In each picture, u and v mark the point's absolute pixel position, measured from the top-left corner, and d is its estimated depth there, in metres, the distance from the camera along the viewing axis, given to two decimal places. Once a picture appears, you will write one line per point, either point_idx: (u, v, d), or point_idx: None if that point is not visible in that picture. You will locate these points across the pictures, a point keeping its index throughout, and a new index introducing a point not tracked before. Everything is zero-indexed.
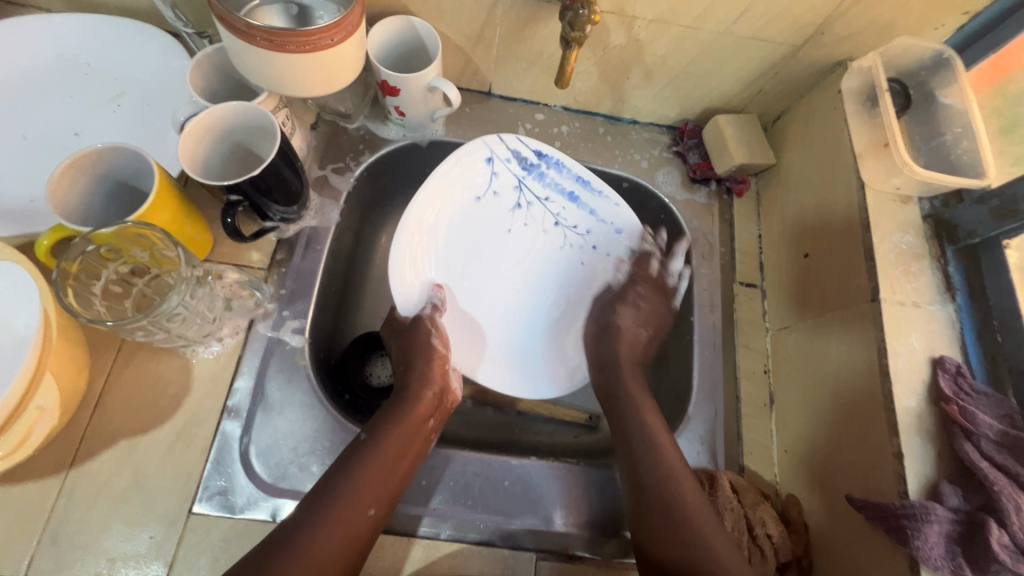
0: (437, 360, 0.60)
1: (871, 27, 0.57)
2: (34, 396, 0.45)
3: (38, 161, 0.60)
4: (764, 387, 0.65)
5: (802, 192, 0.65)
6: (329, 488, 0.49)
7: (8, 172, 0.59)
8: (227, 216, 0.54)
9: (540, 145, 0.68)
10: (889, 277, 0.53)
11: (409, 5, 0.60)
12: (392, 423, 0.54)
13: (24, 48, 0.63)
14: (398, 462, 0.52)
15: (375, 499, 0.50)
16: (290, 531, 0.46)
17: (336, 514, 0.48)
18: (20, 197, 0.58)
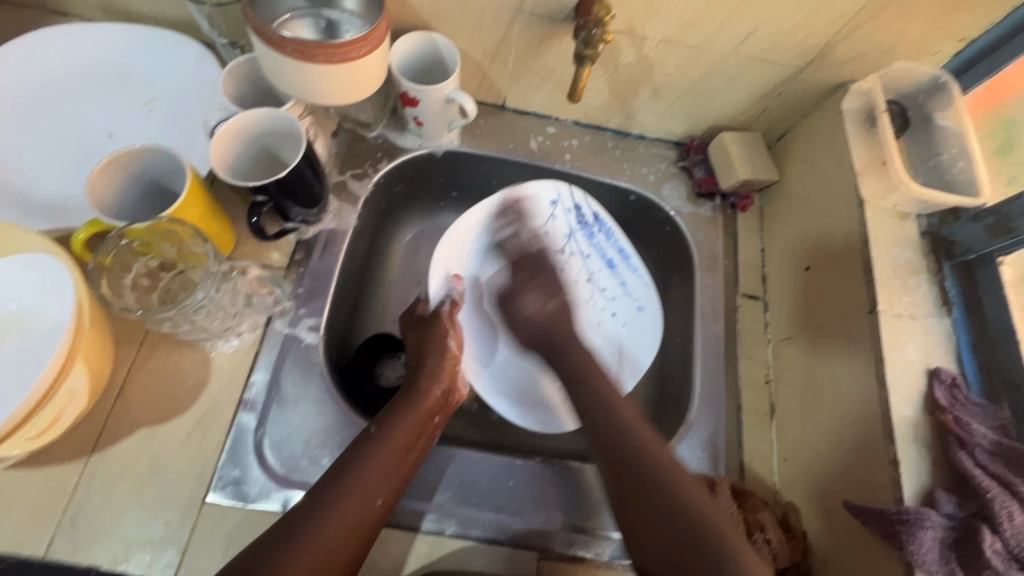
0: (449, 361, 0.62)
1: (871, 51, 0.60)
2: (66, 381, 0.46)
3: (73, 160, 0.64)
4: (765, 397, 0.66)
5: (805, 208, 0.68)
6: (339, 478, 0.50)
7: (44, 170, 0.62)
8: (253, 216, 0.57)
9: (600, 209, 0.73)
10: (887, 290, 0.55)
11: (431, 22, 0.63)
12: (398, 420, 0.55)
13: (64, 54, 0.67)
14: (404, 455, 0.53)
15: (382, 491, 0.51)
16: (300, 518, 0.47)
17: (345, 503, 0.49)
18: (55, 193, 0.61)
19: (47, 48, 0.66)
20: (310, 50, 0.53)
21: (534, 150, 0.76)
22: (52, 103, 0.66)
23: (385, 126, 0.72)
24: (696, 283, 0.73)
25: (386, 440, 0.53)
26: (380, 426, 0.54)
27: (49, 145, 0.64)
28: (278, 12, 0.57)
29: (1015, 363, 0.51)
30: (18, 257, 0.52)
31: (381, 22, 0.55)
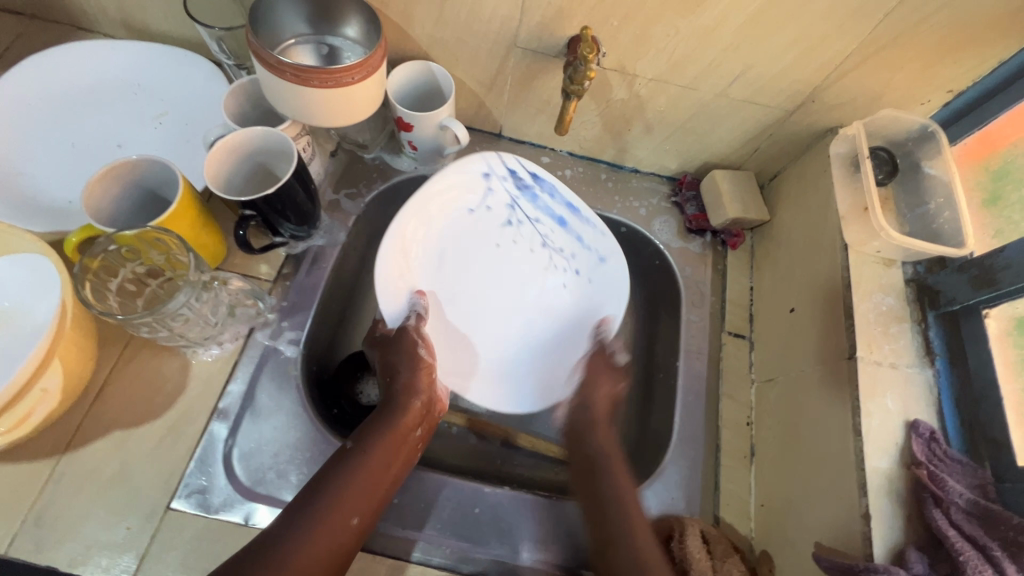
0: (424, 369, 0.60)
1: (859, 98, 0.60)
2: (40, 378, 0.48)
3: (80, 168, 0.66)
4: (745, 438, 0.65)
5: (792, 249, 0.67)
6: (321, 497, 0.48)
7: (53, 175, 0.65)
8: (240, 229, 0.58)
9: (537, 168, 0.70)
10: (867, 336, 0.54)
11: (429, 52, 0.66)
12: (380, 434, 0.54)
13: (83, 67, 0.71)
14: (383, 472, 0.52)
15: (359, 509, 0.49)
16: (276, 536, 0.45)
17: (327, 524, 0.47)
18: (60, 198, 0.64)
19: (68, 61, 0.70)
20: (305, 74, 0.55)
21: None
22: (66, 112, 0.69)
23: (382, 149, 0.75)
24: (681, 318, 0.72)
25: (366, 457, 0.52)
26: (360, 442, 0.53)
27: (59, 152, 0.67)
28: (282, 38, 0.60)
29: (997, 420, 0.50)
30: (12, 258, 0.54)
31: (378, 51, 0.57)
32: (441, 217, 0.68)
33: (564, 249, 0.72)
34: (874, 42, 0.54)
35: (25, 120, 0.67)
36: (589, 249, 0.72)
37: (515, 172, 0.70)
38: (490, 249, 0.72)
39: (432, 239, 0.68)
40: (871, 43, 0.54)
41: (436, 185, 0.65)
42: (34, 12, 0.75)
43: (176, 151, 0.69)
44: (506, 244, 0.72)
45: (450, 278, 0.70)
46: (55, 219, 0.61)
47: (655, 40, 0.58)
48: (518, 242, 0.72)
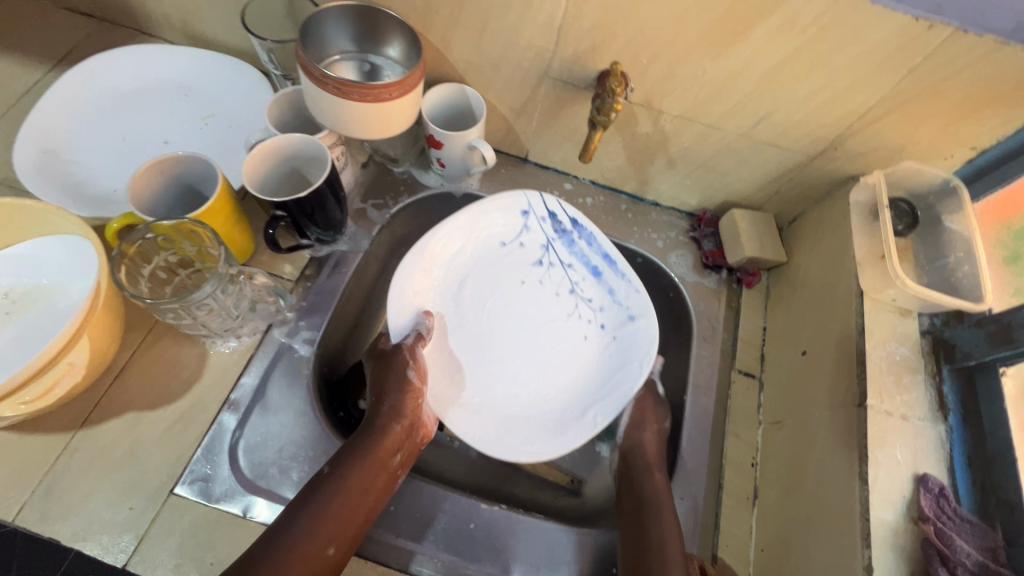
0: (410, 393, 0.61)
1: (881, 148, 0.61)
2: (68, 353, 0.50)
3: (128, 161, 0.70)
4: (749, 480, 0.64)
5: (807, 292, 0.67)
6: (296, 521, 0.50)
7: (101, 164, 0.69)
8: (270, 228, 0.61)
9: (578, 214, 0.72)
10: (879, 385, 0.53)
11: (465, 76, 0.69)
12: (357, 459, 0.55)
13: (141, 68, 0.76)
14: (361, 497, 0.53)
15: (335, 540, 0.50)
16: (251, 562, 0.47)
17: (300, 550, 0.48)
18: (104, 187, 0.68)
19: (128, 62, 0.75)
20: (348, 88, 0.58)
21: None
22: (121, 109, 0.73)
23: (411, 164, 0.78)
24: (692, 352, 0.72)
25: (344, 484, 0.53)
26: (339, 466, 0.54)
27: (110, 145, 0.71)
28: (329, 53, 0.64)
29: (1011, 483, 0.49)
30: (64, 236, 0.59)
31: (418, 73, 0.60)
32: (469, 245, 0.72)
33: (593, 300, 0.73)
34: (899, 94, 0.55)
35: (83, 113, 0.72)
36: (620, 305, 0.71)
37: (554, 214, 0.72)
38: (514, 285, 0.73)
39: (455, 265, 0.71)
40: (895, 95, 0.55)
41: (461, 215, 0.69)
42: (103, 15, 0.81)
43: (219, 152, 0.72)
44: (531, 282, 0.74)
45: (469, 304, 0.72)
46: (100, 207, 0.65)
47: (682, 79, 0.60)
48: (546, 284, 0.74)
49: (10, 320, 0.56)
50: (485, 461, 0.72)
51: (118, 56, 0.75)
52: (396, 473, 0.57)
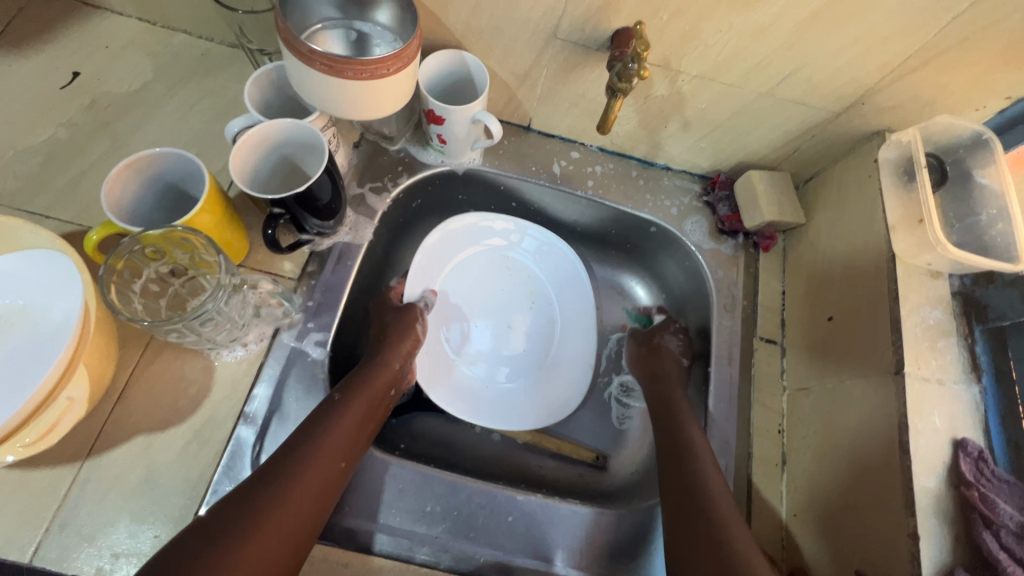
0: (372, 393, 0.57)
1: (913, 100, 0.58)
2: (65, 388, 0.45)
3: (478, 320, 0.75)
4: (777, 446, 0.64)
5: (835, 256, 0.65)
6: (194, 542, 0.40)
7: (42, 279, 0.52)
8: (268, 228, 0.55)
9: None
10: (915, 352, 0.53)
11: (463, 41, 0.63)
12: (360, 387, 0.57)
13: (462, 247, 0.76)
14: (329, 472, 0.49)
15: (346, 455, 0.52)
16: (267, 473, 0.47)
17: (243, 546, 0.41)
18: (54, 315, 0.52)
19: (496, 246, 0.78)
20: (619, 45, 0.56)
21: (556, 174, 0.75)
22: (492, 263, 0.78)
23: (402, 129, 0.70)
24: (713, 323, 0.70)
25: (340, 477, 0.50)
26: (272, 475, 0.46)
27: (475, 311, 0.76)
28: (309, 23, 0.58)
29: None
30: (50, 258, 0.52)
31: (418, 33, 0.55)
32: None
33: None
34: (934, 46, 0.52)
35: (465, 286, 0.76)
36: None
37: None
38: None
39: None
40: (933, 45, 0.52)
41: None
42: None
43: (565, 353, 0.75)
44: None
45: None
46: (461, 390, 0.70)
47: (705, 35, 0.55)
48: None
49: None
50: (507, 444, 0.71)
51: (494, 191, 0.78)
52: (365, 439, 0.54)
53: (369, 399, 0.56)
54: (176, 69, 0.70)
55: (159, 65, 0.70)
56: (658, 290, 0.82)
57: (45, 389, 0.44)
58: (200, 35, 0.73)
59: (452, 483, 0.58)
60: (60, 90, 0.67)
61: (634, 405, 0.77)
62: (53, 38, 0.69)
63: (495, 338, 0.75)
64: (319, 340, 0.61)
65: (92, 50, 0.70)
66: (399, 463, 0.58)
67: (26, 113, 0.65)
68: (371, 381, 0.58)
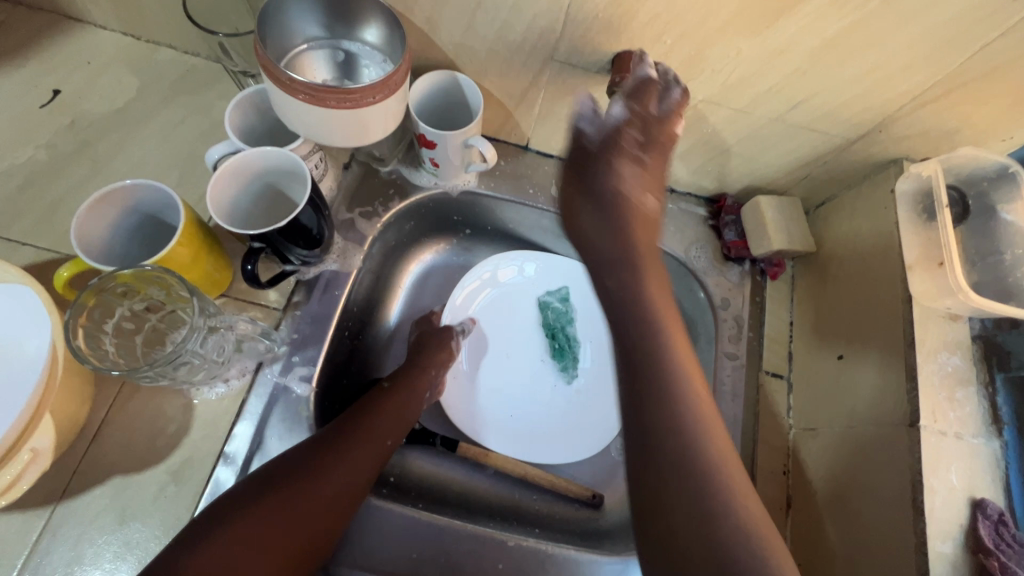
0: (418, 388, 0.63)
1: (934, 130, 0.54)
2: (30, 439, 0.44)
3: (502, 353, 0.75)
4: (782, 490, 0.61)
5: (848, 291, 0.61)
6: (255, 496, 0.46)
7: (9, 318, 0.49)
8: (249, 263, 0.53)
9: None
10: (931, 403, 0.50)
11: (456, 62, 0.60)
12: (405, 379, 0.62)
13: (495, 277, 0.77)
14: (378, 445, 0.54)
15: (392, 434, 0.57)
16: (323, 438, 0.52)
17: (298, 503, 0.47)
18: (21, 358, 0.49)
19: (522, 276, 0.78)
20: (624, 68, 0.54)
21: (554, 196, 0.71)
22: (518, 295, 0.77)
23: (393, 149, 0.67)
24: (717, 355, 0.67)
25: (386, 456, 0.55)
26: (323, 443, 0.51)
27: (501, 344, 0.75)
28: (292, 43, 0.55)
29: None
30: (19, 296, 0.50)
31: (409, 55, 0.52)
32: None
33: None
34: (960, 75, 0.48)
35: (493, 317, 0.76)
36: None
37: None
38: None
39: None
40: (958, 74, 0.48)
41: None
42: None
43: (589, 393, 0.74)
44: None
45: None
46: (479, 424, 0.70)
47: (713, 60, 0.52)
48: None
49: None
50: (500, 477, 0.69)
51: (490, 213, 0.75)
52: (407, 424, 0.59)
53: (411, 392, 0.62)
54: (160, 87, 0.68)
55: (143, 82, 0.68)
56: None
57: (7, 440, 0.43)
58: (185, 50, 0.70)
59: (440, 526, 0.56)
60: (40, 109, 0.64)
61: None
62: (33, 53, 0.67)
63: (518, 372, 0.74)
64: (305, 375, 0.58)
65: (74, 67, 0.67)
66: (384, 506, 0.56)
67: (4, 133, 0.63)
68: (413, 373, 0.64)
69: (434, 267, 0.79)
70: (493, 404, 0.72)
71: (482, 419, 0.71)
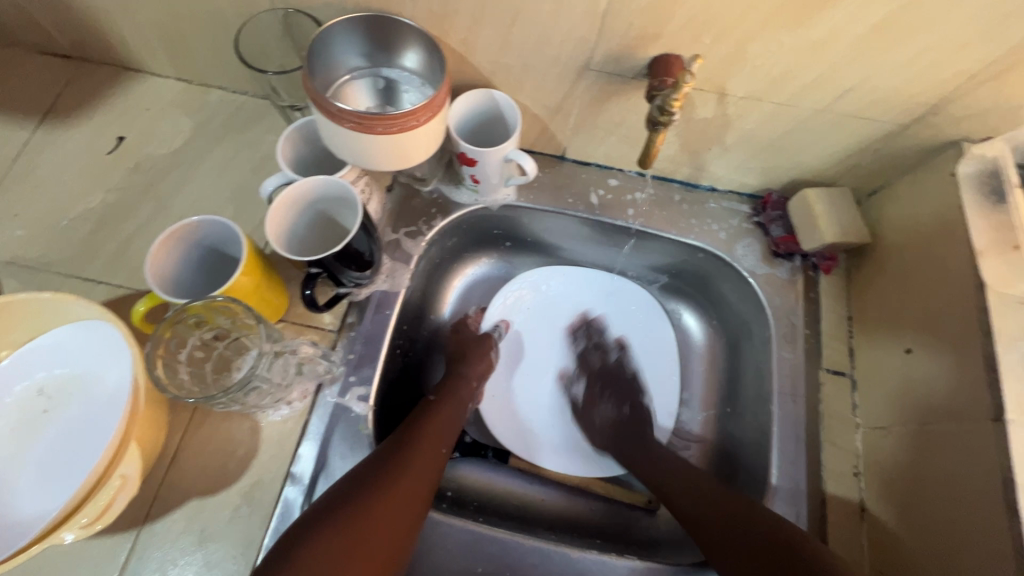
0: (457, 400, 0.64)
1: (996, 107, 0.52)
2: (118, 467, 0.46)
3: (542, 364, 0.76)
4: (854, 492, 0.58)
5: (912, 283, 0.59)
6: (337, 509, 0.47)
7: (95, 352, 0.53)
8: (308, 288, 0.55)
9: None
10: (1017, 395, 0.47)
11: (491, 79, 0.61)
12: (448, 393, 0.64)
13: (538, 286, 0.79)
14: (434, 455, 0.56)
15: (445, 442, 0.58)
16: (387, 452, 0.53)
17: (383, 505, 0.49)
18: (105, 390, 0.52)
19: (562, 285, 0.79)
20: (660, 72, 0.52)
21: (593, 204, 0.71)
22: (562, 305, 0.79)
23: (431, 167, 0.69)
24: (772, 355, 0.65)
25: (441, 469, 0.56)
26: (390, 455, 0.53)
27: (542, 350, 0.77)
28: (336, 75, 0.57)
29: None
30: (100, 332, 0.53)
31: (447, 77, 0.53)
32: None
33: None
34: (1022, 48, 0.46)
35: (534, 325, 0.78)
36: None
37: None
38: None
39: None
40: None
41: None
42: (82, 55, 0.72)
43: (640, 401, 0.74)
44: None
45: None
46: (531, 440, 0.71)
47: (753, 55, 0.51)
48: None
49: (50, 417, 0.52)
50: (556, 487, 0.69)
51: (529, 228, 0.76)
52: (454, 432, 0.61)
53: (455, 406, 0.63)
54: (213, 126, 0.72)
55: (198, 123, 0.72)
56: (709, 315, 0.77)
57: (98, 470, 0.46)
58: (233, 89, 0.74)
59: (503, 542, 0.56)
60: (106, 155, 0.69)
61: (688, 441, 0.73)
62: (99, 104, 0.72)
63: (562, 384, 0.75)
64: (362, 394, 0.60)
65: (135, 114, 0.72)
66: (447, 522, 0.57)
67: (77, 181, 0.67)
68: (456, 386, 0.66)
69: (477, 282, 0.80)
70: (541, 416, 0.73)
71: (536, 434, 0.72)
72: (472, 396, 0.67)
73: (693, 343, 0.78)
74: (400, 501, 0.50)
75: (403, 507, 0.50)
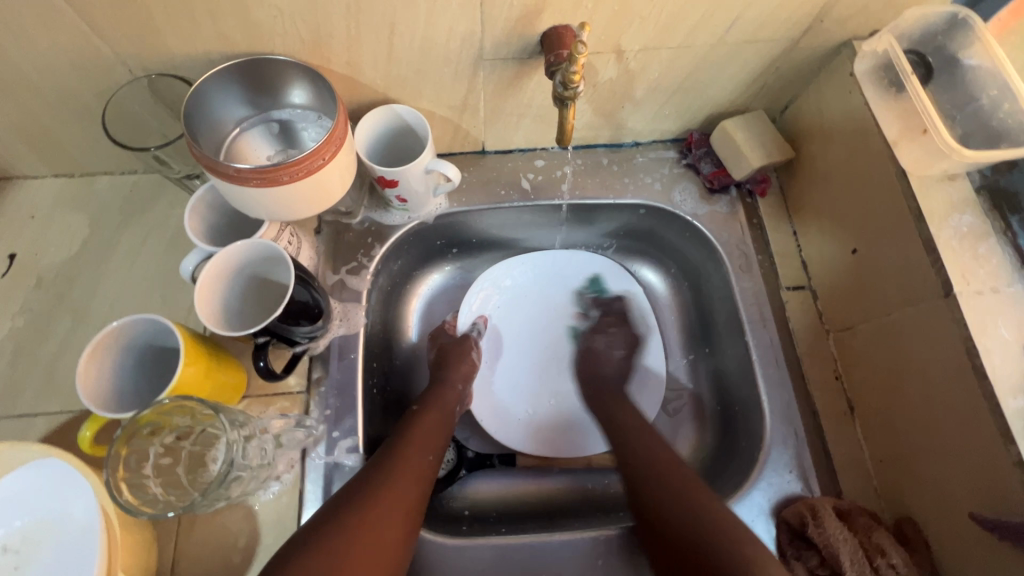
0: (441, 404, 0.62)
1: (873, 2, 0.54)
2: None
3: (523, 355, 0.75)
4: (840, 396, 0.61)
5: (841, 186, 0.61)
6: (318, 530, 0.45)
7: (50, 491, 0.49)
8: (261, 358, 0.53)
9: None
10: (959, 267, 0.50)
11: (388, 94, 0.59)
12: (430, 400, 0.62)
13: (501, 280, 0.77)
14: (417, 462, 0.54)
15: (432, 447, 0.57)
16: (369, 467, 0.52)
17: (364, 519, 0.46)
18: (74, 528, 0.48)
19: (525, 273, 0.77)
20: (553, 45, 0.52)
21: (527, 190, 0.70)
22: (530, 293, 0.78)
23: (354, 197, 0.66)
24: (733, 288, 0.66)
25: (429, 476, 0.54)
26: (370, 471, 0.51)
27: (520, 342, 0.76)
28: (224, 131, 0.53)
29: None
30: (50, 470, 0.49)
31: (341, 104, 0.50)
32: None
33: None
34: None
35: (506, 320, 0.76)
36: None
37: None
38: None
39: None
40: None
41: None
42: None
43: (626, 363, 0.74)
44: None
45: None
46: (535, 435, 0.71)
47: (638, 8, 0.51)
48: None
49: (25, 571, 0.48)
50: (569, 474, 0.70)
51: (475, 227, 0.74)
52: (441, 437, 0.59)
53: (440, 412, 0.61)
54: (112, 215, 0.67)
55: (93, 217, 0.66)
56: (666, 266, 0.78)
57: None
58: (122, 171, 0.68)
59: (531, 546, 0.56)
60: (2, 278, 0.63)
61: (680, 391, 0.74)
62: None
63: (548, 367, 0.74)
64: (351, 445, 0.58)
65: (19, 225, 0.65)
66: (473, 543, 0.56)
67: None
68: (439, 393, 0.64)
69: (435, 296, 0.78)
70: (543, 404, 0.72)
71: (534, 427, 0.71)
72: (458, 400, 0.65)
73: (659, 296, 0.79)
74: (387, 515, 0.48)
75: (390, 520, 0.48)
